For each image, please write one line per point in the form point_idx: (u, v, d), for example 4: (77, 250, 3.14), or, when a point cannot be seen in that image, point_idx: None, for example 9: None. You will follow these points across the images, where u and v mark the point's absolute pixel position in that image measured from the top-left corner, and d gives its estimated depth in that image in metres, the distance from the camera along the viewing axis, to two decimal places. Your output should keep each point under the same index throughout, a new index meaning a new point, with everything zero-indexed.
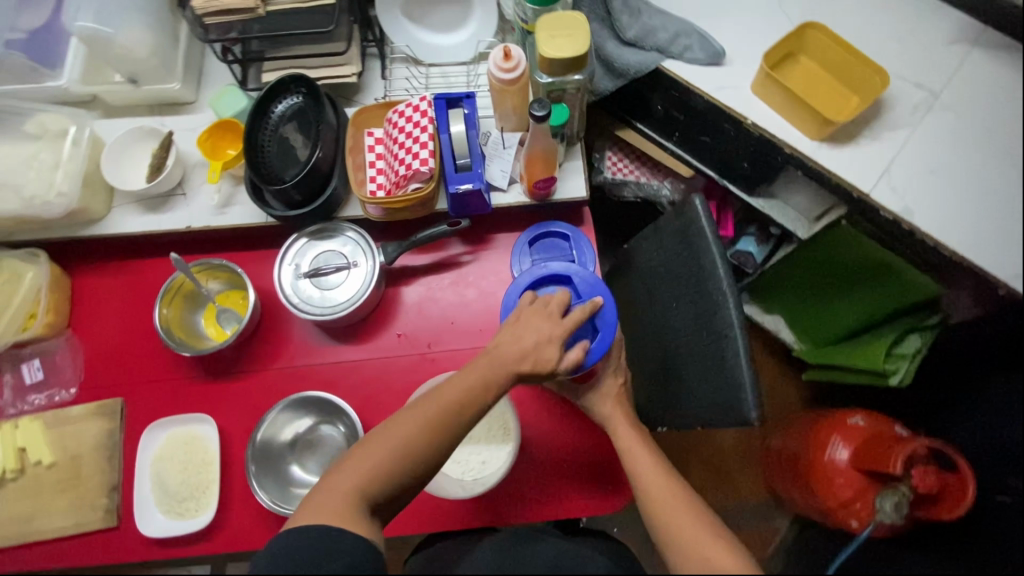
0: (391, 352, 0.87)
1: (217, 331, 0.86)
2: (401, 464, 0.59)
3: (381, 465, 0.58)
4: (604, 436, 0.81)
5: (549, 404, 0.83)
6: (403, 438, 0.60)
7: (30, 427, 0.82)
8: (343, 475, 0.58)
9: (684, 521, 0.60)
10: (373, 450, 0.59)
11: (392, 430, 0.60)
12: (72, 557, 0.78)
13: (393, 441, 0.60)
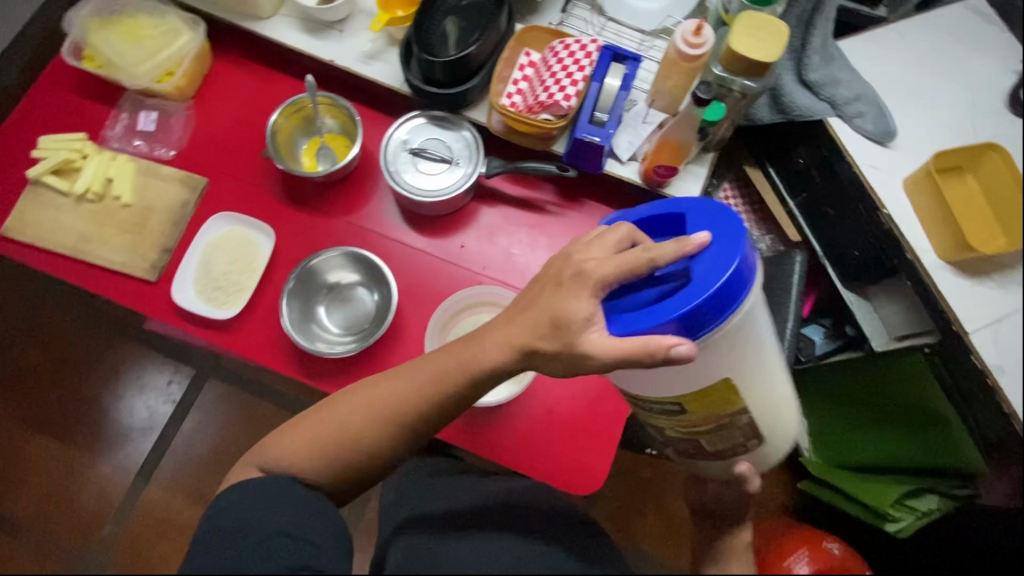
0: (448, 257, 0.88)
1: (310, 163, 0.90)
2: (310, 454, 0.59)
3: (291, 449, 0.59)
4: (602, 438, 0.81)
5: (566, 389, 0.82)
6: (315, 428, 0.60)
7: (123, 165, 0.88)
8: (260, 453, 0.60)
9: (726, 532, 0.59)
10: (286, 433, 0.60)
11: (307, 419, 0.61)
12: (105, 289, 0.84)
13: (304, 429, 0.60)
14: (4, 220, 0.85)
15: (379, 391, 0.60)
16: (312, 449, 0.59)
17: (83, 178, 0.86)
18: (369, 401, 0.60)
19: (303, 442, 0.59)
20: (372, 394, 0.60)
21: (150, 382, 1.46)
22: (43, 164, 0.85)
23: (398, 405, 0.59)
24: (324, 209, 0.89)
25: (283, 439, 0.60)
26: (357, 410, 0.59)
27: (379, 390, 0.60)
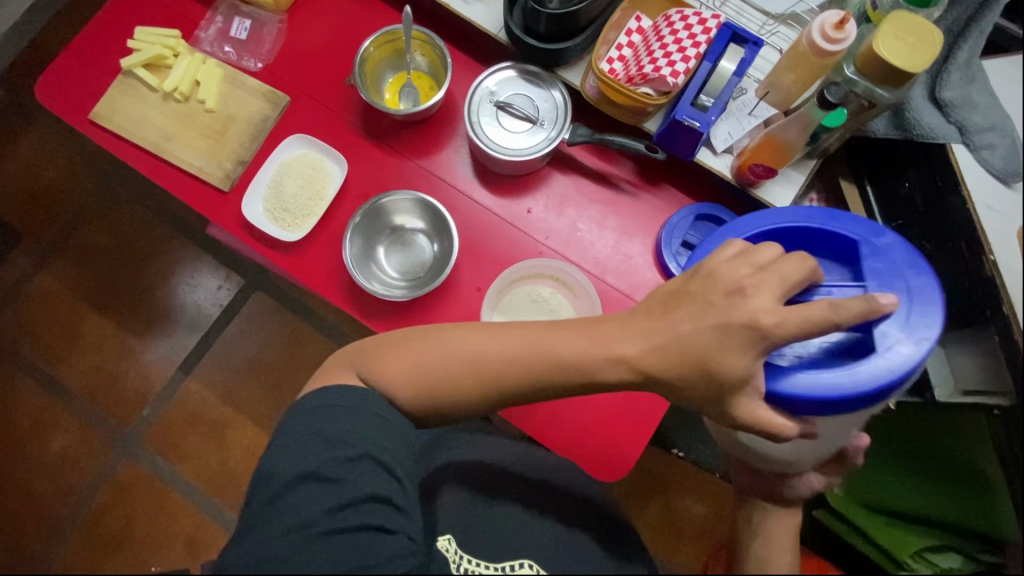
0: (512, 219, 0.86)
1: (393, 98, 0.88)
2: (410, 386, 0.56)
3: (391, 377, 0.56)
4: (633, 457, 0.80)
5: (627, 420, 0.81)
6: (422, 360, 0.56)
7: (212, 69, 0.87)
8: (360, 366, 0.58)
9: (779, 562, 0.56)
10: (390, 356, 0.57)
11: (414, 348, 0.57)
12: (180, 190, 0.85)
13: (410, 359, 0.56)
14: (94, 106, 0.87)
15: (490, 348, 0.55)
16: (411, 386, 0.56)
17: (172, 77, 0.86)
18: (481, 354, 0.55)
19: (406, 378, 0.56)
20: (484, 348, 0.55)
21: (202, 284, 1.51)
22: (137, 57, 0.86)
23: (503, 365, 0.55)
24: (398, 149, 0.88)
25: (385, 362, 0.57)
26: (467, 362, 0.55)
27: (495, 347, 0.55)
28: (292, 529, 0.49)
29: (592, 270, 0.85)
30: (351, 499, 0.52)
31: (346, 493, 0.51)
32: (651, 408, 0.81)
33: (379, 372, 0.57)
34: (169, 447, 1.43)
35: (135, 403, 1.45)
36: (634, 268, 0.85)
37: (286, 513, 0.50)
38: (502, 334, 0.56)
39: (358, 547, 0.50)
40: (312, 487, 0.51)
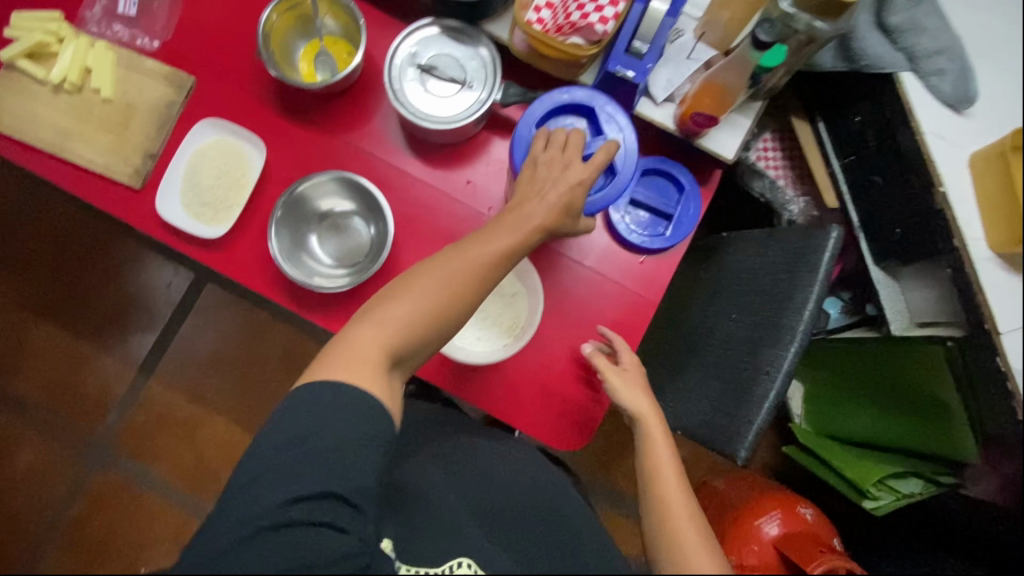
0: (452, 191, 0.82)
1: (308, 70, 0.81)
2: (416, 321, 0.61)
3: (395, 325, 0.60)
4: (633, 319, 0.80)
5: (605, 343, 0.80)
6: (414, 298, 0.61)
7: (102, 53, 0.79)
8: (359, 335, 0.59)
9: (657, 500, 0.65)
10: (385, 309, 0.61)
11: (400, 294, 0.61)
12: (87, 192, 0.78)
13: (402, 303, 0.61)
14: None
15: (466, 262, 0.62)
16: (411, 322, 0.61)
17: (59, 65, 0.78)
18: (463, 268, 0.62)
19: (403, 318, 0.61)
20: (462, 264, 0.62)
21: (151, 281, 1.45)
22: (15, 45, 0.77)
23: (486, 268, 0.63)
24: (321, 125, 0.81)
25: (380, 316, 0.60)
26: (452, 280, 0.62)
27: (471, 258, 0.62)
28: (241, 521, 0.50)
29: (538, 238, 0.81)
30: (304, 492, 0.51)
31: (297, 488, 0.51)
32: (609, 370, 0.79)
33: (383, 330, 0.60)
34: (141, 450, 1.40)
35: (98, 410, 1.41)
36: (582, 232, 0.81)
37: (245, 504, 0.51)
38: (468, 247, 0.63)
39: (299, 542, 0.50)
40: (268, 483, 0.52)
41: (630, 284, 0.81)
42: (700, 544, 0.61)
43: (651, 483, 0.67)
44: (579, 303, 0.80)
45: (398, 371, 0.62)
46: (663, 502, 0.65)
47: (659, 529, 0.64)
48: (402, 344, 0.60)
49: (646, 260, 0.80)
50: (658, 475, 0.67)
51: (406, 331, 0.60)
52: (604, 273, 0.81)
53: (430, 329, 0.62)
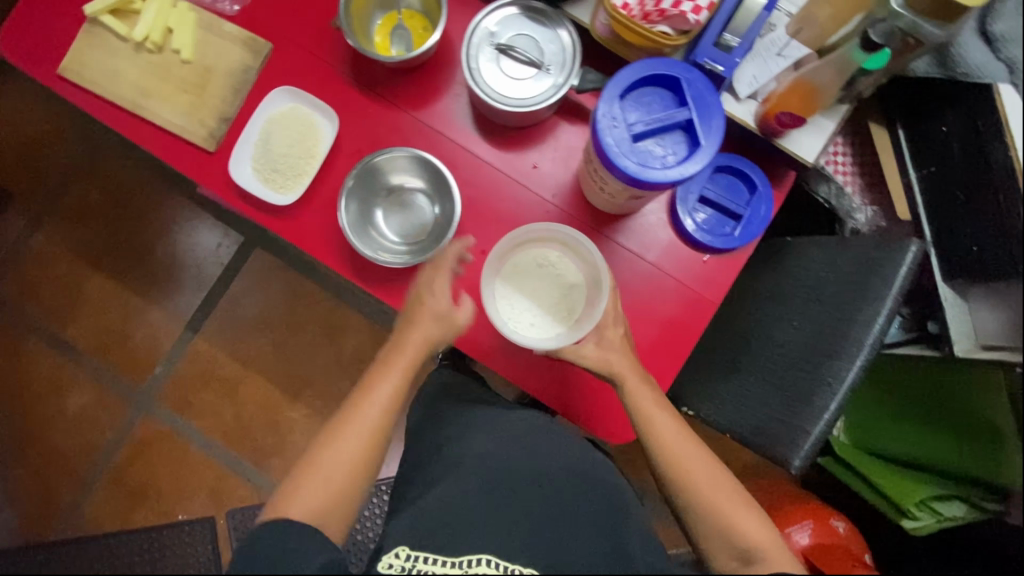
0: (517, 175, 0.81)
1: (382, 42, 0.80)
2: (341, 482, 0.65)
3: (348, 449, 0.66)
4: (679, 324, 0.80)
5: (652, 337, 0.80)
6: (337, 452, 0.66)
7: (184, 15, 0.79)
8: (295, 499, 0.62)
9: (683, 457, 0.72)
10: (315, 464, 0.65)
11: (329, 447, 0.65)
12: (162, 152, 0.80)
13: (334, 453, 0.65)
14: (62, 59, 0.80)
15: (400, 367, 0.70)
16: (352, 455, 0.66)
17: (142, 23, 0.79)
18: (377, 415, 0.68)
19: (357, 431, 0.67)
20: (389, 389, 0.69)
21: (201, 242, 1.49)
22: (101, 1, 0.78)
23: (403, 390, 0.70)
24: (392, 100, 0.81)
25: (330, 446, 0.66)
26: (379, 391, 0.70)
27: (393, 384, 0.70)
28: None
29: (601, 230, 0.81)
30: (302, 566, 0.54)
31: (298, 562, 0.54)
32: (663, 366, 0.79)
33: (314, 491, 0.63)
34: (183, 405, 1.46)
35: (146, 363, 1.47)
36: (646, 225, 0.80)
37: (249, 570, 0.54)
38: (409, 342, 0.71)
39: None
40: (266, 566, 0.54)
41: (692, 284, 0.79)
42: (723, 482, 0.71)
43: (669, 461, 0.72)
44: (637, 297, 0.80)
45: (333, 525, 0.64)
46: (681, 474, 0.71)
47: (683, 498, 0.71)
48: (328, 503, 0.63)
49: (710, 260, 0.79)
50: (671, 453, 0.72)
51: (334, 488, 0.64)
52: (665, 269, 0.80)
53: (370, 457, 0.67)
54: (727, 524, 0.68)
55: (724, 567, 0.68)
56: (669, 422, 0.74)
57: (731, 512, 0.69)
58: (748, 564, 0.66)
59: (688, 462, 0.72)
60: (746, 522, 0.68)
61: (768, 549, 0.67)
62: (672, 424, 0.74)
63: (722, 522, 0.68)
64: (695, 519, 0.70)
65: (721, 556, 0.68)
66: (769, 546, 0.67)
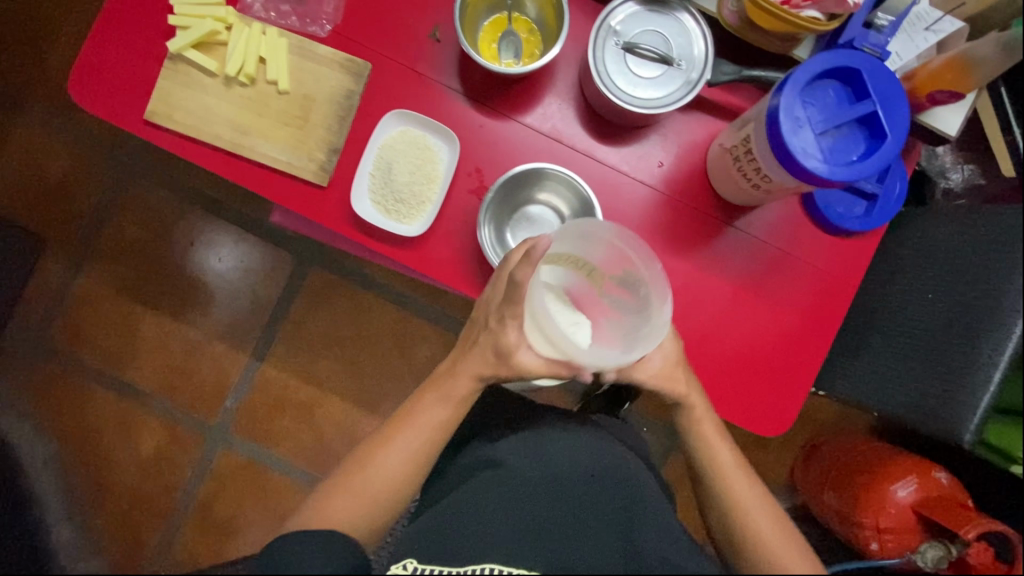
0: (641, 175, 0.79)
1: (492, 48, 0.77)
2: (386, 487, 0.67)
3: (378, 479, 0.67)
4: (817, 307, 0.80)
5: (795, 322, 0.80)
6: (387, 461, 0.67)
7: (275, 41, 0.74)
8: (343, 495, 0.65)
9: (735, 483, 0.68)
10: (364, 470, 0.67)
11: (379, 454, 0.68)
12: (270, 190, 0.75)
13: (383, 462, 0.67)
14: (146, 102, 0.74)
15: (455, 394, 0.70)
16: (393, 475, 0.67)
17: (232, 55, 0.73)
18: (429, 432, 0.69)
19: (397, 457, 0.68)
20: (437, 414, 0.69)
21: (253, 266, 1.44)
22: (186, 35, 0.72)
23: (458, 412, 0.70)
24: (505, 110, 0.77)
25: (379, 455, 0.68)
26: (420, 435, 0.69)
27: (446, 407, 0.69)
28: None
29: (734, 222, 0.79)
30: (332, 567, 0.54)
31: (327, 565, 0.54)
32: (809, 353, 0.80)
33: (363, 495, 0.66)
34: (258, 433, 1.43)
35: (214, 396, 1.43)
36: (777, 213, 0.79)
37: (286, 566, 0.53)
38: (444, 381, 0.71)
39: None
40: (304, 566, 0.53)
41: (831, 269, 0.79)
42: (768, 522, 0.64)
43: (721, 498, 0.68)
44: (778, 288, 0.80)
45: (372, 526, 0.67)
46: (739, 518, 0.65)
47: (728, 531, 0.66)
48: (371, 506, 0.66)
49: (847, 244, 0.79)
50: (726, 490, 0.68)
51: (379, 495, 0.66)
52: (803, 257, 0.79)
53: (398, 490, 0.67)
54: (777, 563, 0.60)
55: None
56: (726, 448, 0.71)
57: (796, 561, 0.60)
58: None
59: (748, 505, 0.66)
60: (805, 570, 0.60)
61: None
62: (731, 457, 0.70)
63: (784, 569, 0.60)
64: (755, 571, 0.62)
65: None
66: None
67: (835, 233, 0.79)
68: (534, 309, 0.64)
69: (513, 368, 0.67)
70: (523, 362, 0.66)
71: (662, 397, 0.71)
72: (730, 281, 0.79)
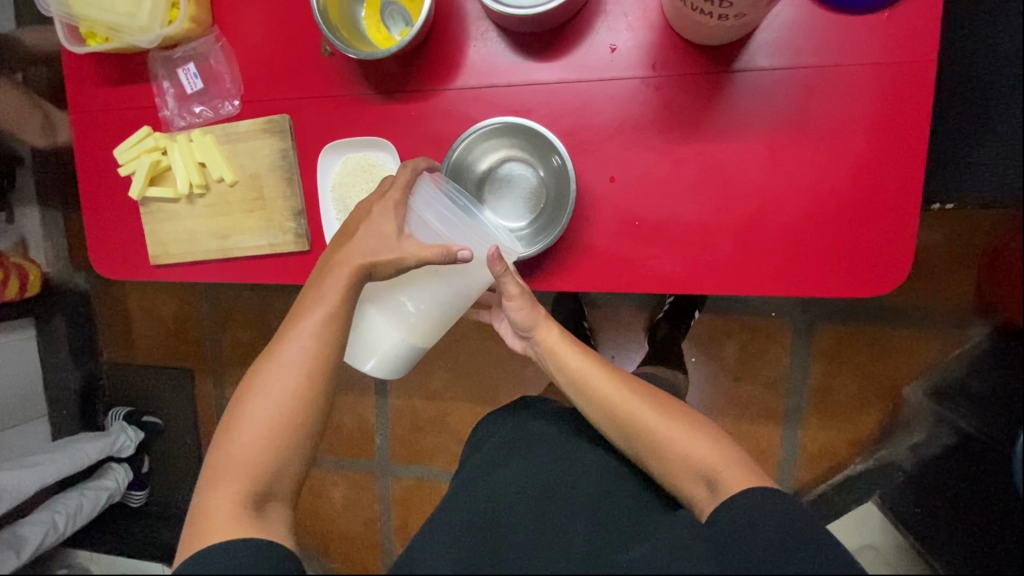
0: (600, 71, 0.66)
1: (379, 31, 0.70)
2: (269, 449, 0.51)
3: (260, 423, 0.51)
4: (882, 115, 0.61)
5: (861, 145, 0.62)
6: (258, 420, 0.51)
7: (203, 142, 0.74)
8: (220, 482, 0.49)
9: (607, 389, 0.64)
10: (229, 448, 0.51)
11: (245, 416, 0.52)
12: (269, 275, 0.77)
13: (250, 424, 0.51)
14: (147, 251, 0.80)
15: (327, 296, 0.56)
16: (276, 415, 0.52)
17: (179, 175, 0.75)
18: (304, 366, 0.53)
19: (275, 391, 0.52)
20: (306, 344, 0.54)
21: None
22: (138, 180, 0.76)
23: (332, 338, 0.55)
24: (429, 85, 0.70)
25: (246, 415, 0.51)
26: (296, 349, 0.54)
27: (313, 336, 0.54)
28: None
29: (733, 67, 0.63)
30: None
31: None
32: (899, 174, 0.62)
33: (241, 473, 0.49)
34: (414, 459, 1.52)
35: (365, 438, 1.40)
36: (781, 27, 0.61)
37: None
38: (325, 281, 0.57)
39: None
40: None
41: (886, 56, 0.60)
42: (650, 415, 0.62)
43: (598, 407, 0.64)
44: (824, 112, 0.62)
45: (275, 503, 0.51)
46: (618, 419, 0.63)
47: (622, 440, 0.63)
48: (260, 477, 0.50)
49: (897, 13, 0.59)
50: (597, 396, 0.64)
51: (266, 460, 0.50)
52: (842, 61, 0.61)
53: (296, 423, 0.52)
54: (670, 449, 0.61)
55: (695, 499, 0.60)
56: (583, 359, 0.67)
57: (679, 435, 0.61)
58: (715, 490, 0.58)
59: (626, 406, 0.63)
60: (688, 439, 0.61)
61: (729, 468, 0.59)
62: (585, 361, 0.67)
63: (673, 448, 0.61)
64: (650, 458, 0.62)
65: (686, 485, 0.60)
66: (726, 465, 0.59)
67: (872, 11, 0.59)
68: (418, 198, 0.60)
69: (396, 253, 0.57)
70: (405, 249, 0.58)
71: (515, 326, 0.69)
72: (760, 136, 0.63)
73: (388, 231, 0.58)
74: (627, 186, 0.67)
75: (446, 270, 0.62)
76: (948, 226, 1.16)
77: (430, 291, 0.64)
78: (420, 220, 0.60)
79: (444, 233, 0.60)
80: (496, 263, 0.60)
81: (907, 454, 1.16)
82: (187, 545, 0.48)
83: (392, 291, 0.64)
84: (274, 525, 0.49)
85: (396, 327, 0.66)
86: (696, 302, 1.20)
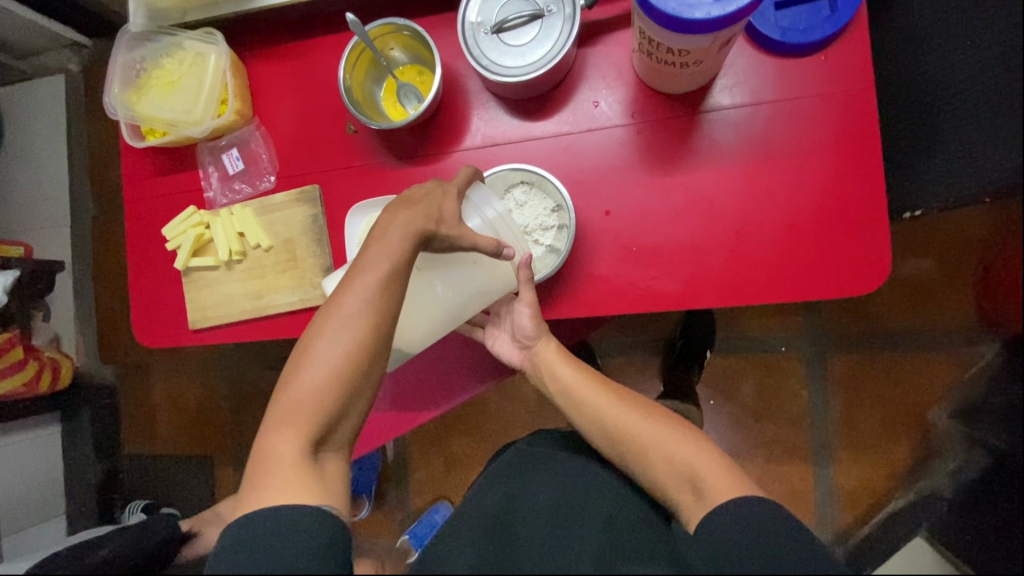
0: (586, 124, 0.76)
1: (397, 109, 0.82)
2: (328, 406, 0.57)
3: (319, 381, 0.56)
4: (827, 138, 0.70)
5: (807, 166, 0.70)
6: (322, 375, 0.56)
7: (243, 214, 0.84)
8: (286, 426, 0.55)
9: (593, 393, 0.71)
10: (294, 394, 0.56)
11: (306, 372, 0.57)
12: (300, 329, 0.83)
13: (312, 373, 0.56)
14: (187, 318, 0.87)
15: (391, 259, 0.59)
16: (331, 381, 0.57)
17: (220, 244, 0.84)
18: (361, 327, 0.57)
19: (331, 352, 0.57)
20: (368, 300, 0.58)
21: None
22: (183, 252, 0.84)
23: (390, 297, 0.59)
24: (439, 148, 0.80)
25: (310, 362, 0.57)
26: (356, 318, 0.57)
27: (372, 297, 0.58)
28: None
29: (703, 109, 0.73)
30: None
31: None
32: (851, 186, 0.69)
33: (303, 421, 0.56)
34: None
35: (387, 517, 1.36)
36: (740, 72, 0.72)
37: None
38: (386, 239, 0.59)
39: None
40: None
41: (826, 88, 0.70)
42: (636, 418, 0.67)
43: (584, 413, 0.70)
44: (778, 138, 0.71)
45: (329, 453, 0.58)
46: (604, 422, 0.68)
47: (605, 445, 0.68)
48: (318, 428, 0.56)
49: (834, 52, 0.70)
50: (585, 405, 0.71)
51: (323, 416, 0.56)
52: (790, 95, 0.71)
53: (351, 384, 0.57)
54: (654, 451, 0.64)
55: (683, 507, 0.61)
56: (573, 370, 0.75)
57: (664, 440, 0.64)
58: (699, 495, 0.60)
59: (615, 415, 0.68)
60: (673, 443, 0.64)
61: (715, 476, 0.61)
62: (574, 372, 0.74)
63: (659, 454, 0.64)
64: (637, 465, 0.65)
65: (674, 493, 0.62)
66: (713, 473, 0.61)
67: (808, 54, 0.70)
68: (476, 195, 0.67)
69: (457, 232, 0.62)
70: None
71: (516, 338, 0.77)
72: (735, 161, 0.72)
73: (451, 210, 0.62)
74: (622, 218, 0.74)
75: (481, 263, 0.69)
76: (937, 256, 1.21)
77: (464, 280, 0.69)
78: (475, 212, 0.67)
79: (495, 232, 0.67)
80: (524, 270, 0.70)
81: (944, 483, 1.07)
82: (255, 481, 0.55)
83: (428, 270, 0.69)
84: (328, 474, 0.57)
85: (424, 310, 0.70)
86: (704, 344, 1.22)
